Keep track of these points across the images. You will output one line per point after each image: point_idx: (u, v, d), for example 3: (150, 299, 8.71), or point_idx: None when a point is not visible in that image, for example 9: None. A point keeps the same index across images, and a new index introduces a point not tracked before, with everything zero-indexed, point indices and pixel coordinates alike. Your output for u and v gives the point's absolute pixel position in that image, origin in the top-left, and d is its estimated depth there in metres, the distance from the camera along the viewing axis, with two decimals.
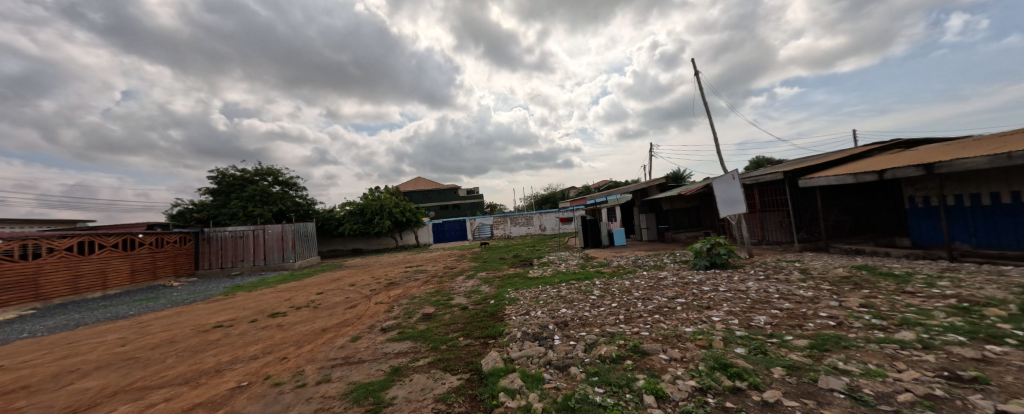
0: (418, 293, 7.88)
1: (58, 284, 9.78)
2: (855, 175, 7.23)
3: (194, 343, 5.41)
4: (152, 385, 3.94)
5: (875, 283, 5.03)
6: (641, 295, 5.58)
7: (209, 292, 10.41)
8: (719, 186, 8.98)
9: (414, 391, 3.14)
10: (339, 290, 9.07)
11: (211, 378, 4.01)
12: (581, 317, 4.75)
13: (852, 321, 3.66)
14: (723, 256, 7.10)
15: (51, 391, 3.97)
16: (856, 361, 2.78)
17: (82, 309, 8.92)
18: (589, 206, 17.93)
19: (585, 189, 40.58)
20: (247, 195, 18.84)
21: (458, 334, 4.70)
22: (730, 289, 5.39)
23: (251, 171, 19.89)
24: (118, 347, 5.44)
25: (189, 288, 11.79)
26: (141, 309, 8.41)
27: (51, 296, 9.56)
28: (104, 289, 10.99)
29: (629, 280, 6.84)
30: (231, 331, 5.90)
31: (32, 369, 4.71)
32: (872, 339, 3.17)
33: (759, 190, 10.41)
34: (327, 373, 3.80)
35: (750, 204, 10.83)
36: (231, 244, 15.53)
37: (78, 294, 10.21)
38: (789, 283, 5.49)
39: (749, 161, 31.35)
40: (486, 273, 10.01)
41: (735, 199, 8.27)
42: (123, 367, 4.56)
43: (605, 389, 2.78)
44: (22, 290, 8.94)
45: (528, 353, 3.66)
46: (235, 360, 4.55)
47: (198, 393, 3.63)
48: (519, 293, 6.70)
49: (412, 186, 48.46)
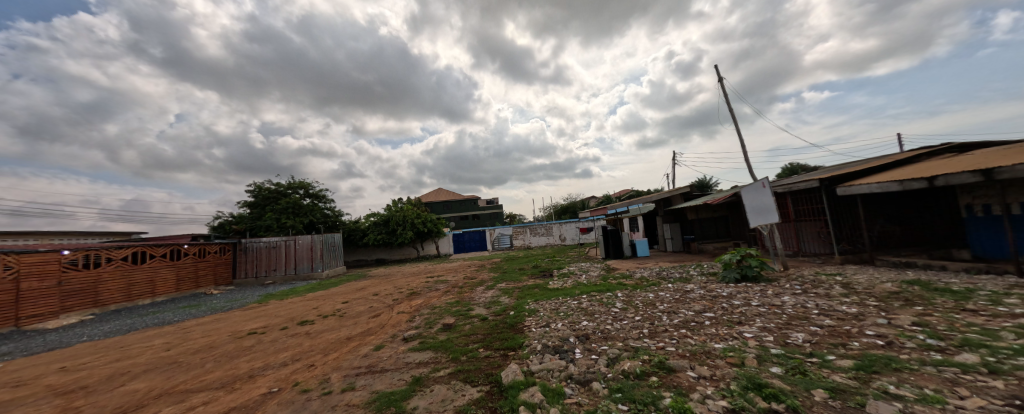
0: (438, 303, 7.98)
1: (114, 291, 10.66)
2: (900, 182, 6.75)
3: (231, 348, 5.72)
4: (193, 388, 4.18)
5: (929, 300, 4.60)
6: (666, 308, 5.38)
7: (245, 301, 10.92)
8: (748, 194, 8.57)
9: (434, 402, 3.15)
10: (363, 299, 9.31)
11: (245, 383, 4.21)
12: (603, 331, 4.63)
13: (904, 341, 3.35)
14: (756, 268, 6.72)
15: (105, 391, 4.30)
16: (910, 385, 2.54)
17: (133, 315, 9.61)
18: (611, 216, 17.53)
19: (604, 199, 39.98)
20: (281, 207, 20.01)
21: (478, 345, 4.71)
22: (763, 304, 5.11)
23: (285, 185, 21.10)
24: (164, 351, 5.84)
25: (227, 296, 12.52)
26: (183, 316, 8.95)
27: (107, 302, 10.40)
28: (152, 296, 11.87)
29: (653, 292, 6.62)
30: (263, 338, 6.19)
31: (90, 370, 5.13)
32: (929, 362, 2.88)
33: (792, 198, 9.89)
34: (351, 381, 3.90)
35: (783, 213, 10.28)
36: (265, 254, 16.39)
37: (130, 301, 11.08)
38: (829, 298, 5.11)
39: (782, 169, 29.67)
40: (507, 283, 10.02)
41: (767, 209, 7.83)
42: (167, 371, 4.87)
43: (629, 406, 2.69)
44: (84, 297, 9.78)
45: (549, 366, 3.59)
46: (266, 366, 4.76)
47: (234, 397, 3.82)
48: (539, 305, 6.64)
49: (434, 197, 49.47)
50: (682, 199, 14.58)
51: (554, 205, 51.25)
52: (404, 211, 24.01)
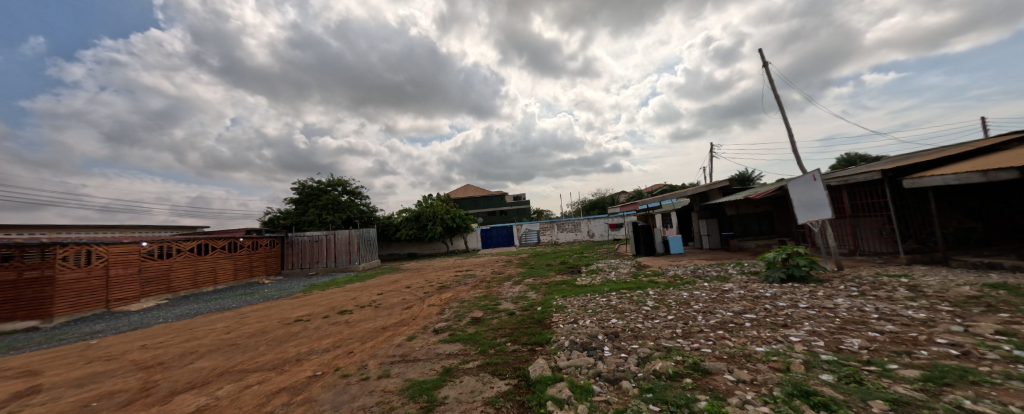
0: (467, 296, 8.15)
1: (183, 279, 11.92)
2: (983, 172, 5.92)
3: (280, 334, 6.22)
4: (248, 369, 4.60)
5: (1019, 306, 4.01)
6: (702, 308, 5.12)
7: (291, 290, 11.80)
8: (796, 188, 7.91)
9: (464, 393, 3.24)
10: (396, 291, 9.72)
11: (293, 366, 4.57)
12: (633, 329, 4.50)
13: (984, 352, 2.96)
14: (804, 267, 6.21)
15: (178, 367, 4.85)
16: (991, 401, 2.25)
17: (198, 301, 10.70)
18: (642, 212, 16.95)
19: (635, 194, 38.71)
20: (322, 204, 21.31)
21: (506, 339, 4.76)
22: (812, 306, 4.72)
23: (325, 183, 22.41)
24: (224, 334, 6.48)
25: (276, 285, 13.60)
26: (239, 303, 9.84)
27: (177, 289, 11.66)
28: (214, 284, 13.15)
29: (687, 291, 6.33)
30: (308, 325, 6.66)
31: (165, 348, 5.81)
32: (1015, 376, 2.52)
33: (848, 192, 9.01)
34: (386, 369, 4.10)
35: (837, 208, 9.40)
36: (309, 248, 17.56)
37: (196, 288, 12.34)
38: (891, 302, 4.61)
39: (836, 160, 27.06)
40: (534, 279, 10.03)
41: (818, 203, 7.19)
42: (227, 352, 5.40)
43: (661, 407, 2.61)
44: (159, 283, 11.03)
45: (577, 363, 3.56)
46: (311, 351, 5.13)
47: (283, 378, 4.16)
48: (567, 301, 6.58)
49: (462, 193, 50.41)
50: (720, 193, 13.77)
51: (583, 201, 50.39)
52: (434, 207, 24.68)
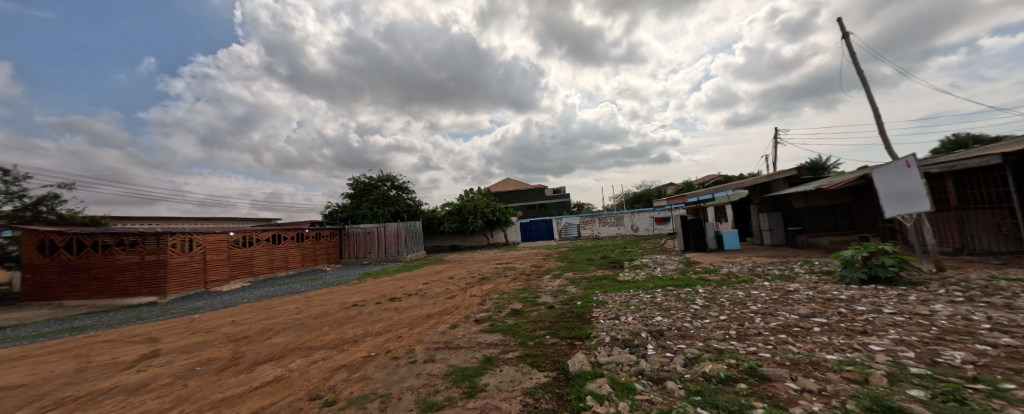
0: (507, 289, 8.29)
1: (262, 265, 13.59)
2: None
3: (340, 316, 6.86)
4: (315, 346, 5.14)
5: None
6: (760, 309, 4.69)
7: (348, 278, 12.88)
8: (883, 177, 6.86)
9: (504, 382, 3.32)
10: (440, 281, 10.18)
11: (351, 346, 5.02)
12: (680, 328, 4.26)
13: None
14: (892, 268, 5.39)
15: (259, 341, 5.58)
16: None
17: (273, 284, 12.14)
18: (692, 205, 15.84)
19: (685, 186, 36.26)
20: (373, 198, 22.89)
21: (545, 332, 4.77)
22: (900, 312, 4.09)
23: (376, 178, 23.99)
24: (295, 314, 7.30)
25: (336, 273, 14.96)
26: (306, 288, 10.99)
27: (257, 273, 13.32)
28: (286, 270, 14.81)
29: (743, 290, 5.83)
30: (363, 310, 7.26)
31: (249, 324, 6.70)
32: None
33: (954, 180, 7.59)
34: (432, 354, 4.34)
35: (938, 199, 7.98)
36: (363, 239, 19.01)
37: (272, 273, 14.00)
38: (1011, 310, 3.83)
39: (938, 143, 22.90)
40: (574, 273, 9.90)
41: (914, 194, 6.16)
42: (298, 330, 6.09)
43: (710, 411, 2.46)
44: (243, 268, 12.69)
45: (618, 359, 3.48)
46: (366, 333, 5.59)
47: (343, 357, 4.59)
48: (608, 297, 6.40)
49: (503, 186, 51.00)
50: (784, 184, 12.40)
51: (626, 193, 48.39)
52: (475, 201, 25.30)
